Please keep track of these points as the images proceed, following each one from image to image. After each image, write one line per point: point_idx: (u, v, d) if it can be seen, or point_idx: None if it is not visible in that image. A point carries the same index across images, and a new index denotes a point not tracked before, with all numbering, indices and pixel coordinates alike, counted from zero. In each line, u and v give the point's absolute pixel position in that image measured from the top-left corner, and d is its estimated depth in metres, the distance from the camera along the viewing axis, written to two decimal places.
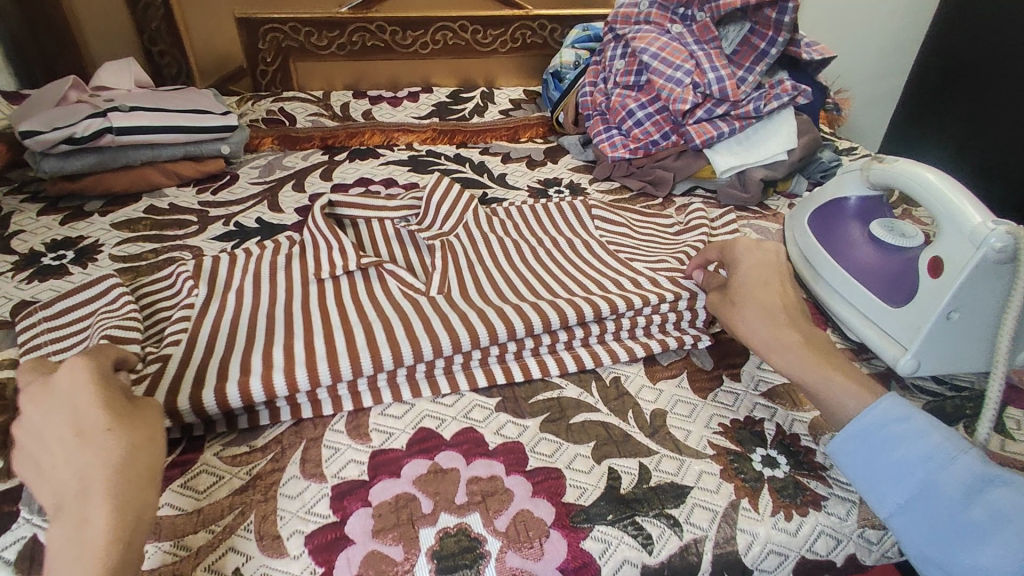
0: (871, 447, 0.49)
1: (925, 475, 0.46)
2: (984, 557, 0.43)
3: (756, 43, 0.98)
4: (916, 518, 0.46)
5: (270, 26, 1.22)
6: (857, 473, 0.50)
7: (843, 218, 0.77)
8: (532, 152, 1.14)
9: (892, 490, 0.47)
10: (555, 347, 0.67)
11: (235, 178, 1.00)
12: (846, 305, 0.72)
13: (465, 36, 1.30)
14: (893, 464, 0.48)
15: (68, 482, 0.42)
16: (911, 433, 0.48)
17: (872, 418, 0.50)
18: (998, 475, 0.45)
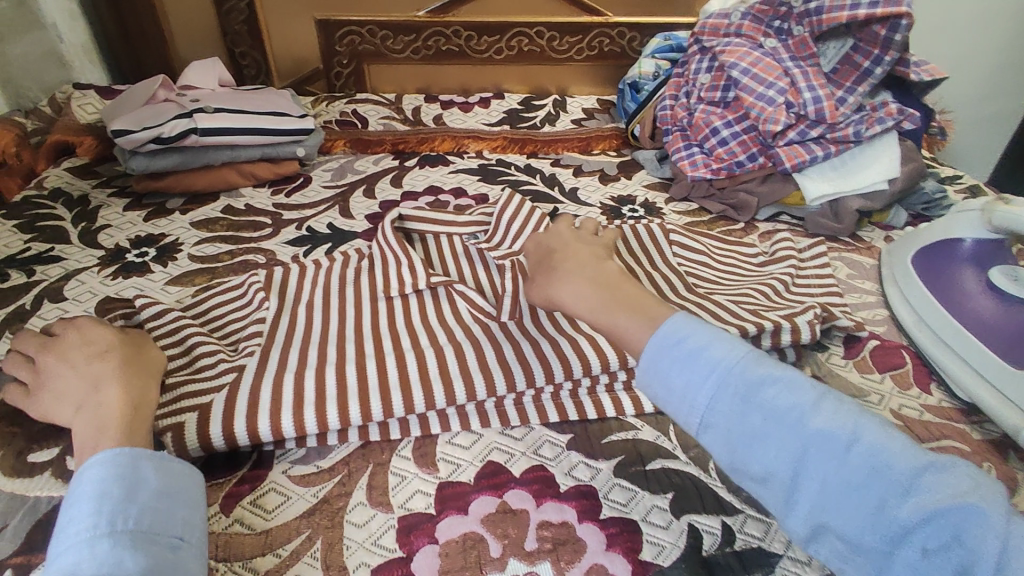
0: (661, 361, 0.47)
1: (723, 388, 0.44)
2: (776, 461, 0.42)
3: (859, 61, 0.90)
4: (719, 432, 0.44)
5: (349, 29, 1.23)
6: (657, 391, 0.47)
7: (957, 263, 0.72)
8: (605, 166, 1.10)
9: (682, 403, 0.46)
10: (631, 384, 0.64)
11: (308, 180, 1.01)
12: (953, 356, 0.66)
13: (540, 42, 1.27)
14: (685, 376, 0.46)
15: (80, 389, 0.50)
16: (674, 347, 0.47)
17: (656, 342, 0.48)
18: (786, 376, 0.44)
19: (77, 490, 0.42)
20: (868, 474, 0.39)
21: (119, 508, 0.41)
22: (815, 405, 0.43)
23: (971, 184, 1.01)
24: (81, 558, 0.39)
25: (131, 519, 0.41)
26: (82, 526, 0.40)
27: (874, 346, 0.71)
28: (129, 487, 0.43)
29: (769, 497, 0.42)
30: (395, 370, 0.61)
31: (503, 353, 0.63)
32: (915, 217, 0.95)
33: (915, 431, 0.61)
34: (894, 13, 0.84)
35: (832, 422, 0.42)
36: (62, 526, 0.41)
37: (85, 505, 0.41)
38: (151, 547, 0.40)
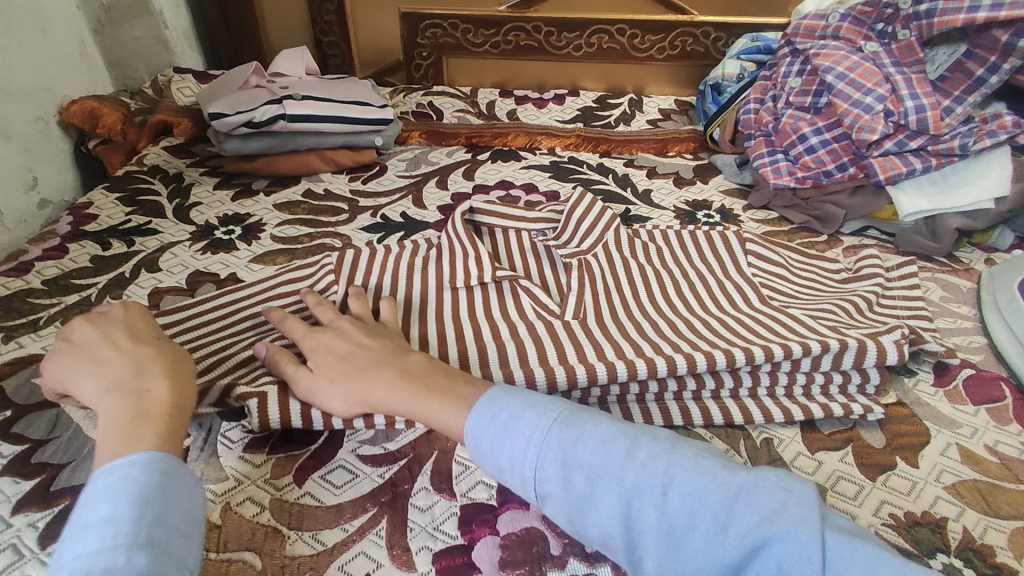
0: (490, 432, 0.49)
1: (565, 458, 0.46)
2: (623, 527, 0.43)
3: (972, 69, 0.84)
4: (562, 504, 0.45)
5: (432, 22, 1.25)
6: (485, 463, 0.49)
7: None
8: (680, 169, 1.07)
9: (516, 472, 0.47)
10: (701, 394, 0.62)
11: (384, 169, 1.03)
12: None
13: (621, 40, 1.25)
14: (508, 441, 0.48)
15: (114, 372, 0.50)
16: (508, 419, 0.49)
17: (475, 417, 0.50)
18: (598, 430, 0.47)
19: (112, 490, 0.42)
20: (690, 518, 0.41)
21: (156, 521, 0.41)
22: (626, 451, 0.45)
23: None
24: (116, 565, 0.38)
25: (163, 533, 0.41)
26: (115, 534, 0.39)
27: (970, 375, 0.66)
28: (162, 501, 0.42)
29: (621, 561, 0.43)
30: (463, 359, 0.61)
31: (572, 352, 0.62)
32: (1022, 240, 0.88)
33: (1013, 472, 0.56)
34: (1021, 15, 0.77)
35: (646, 466, 0.44)
36: (88, 524, 0.40)
37: (124, 510, 0.41)
38: (176, 567, 0.40)
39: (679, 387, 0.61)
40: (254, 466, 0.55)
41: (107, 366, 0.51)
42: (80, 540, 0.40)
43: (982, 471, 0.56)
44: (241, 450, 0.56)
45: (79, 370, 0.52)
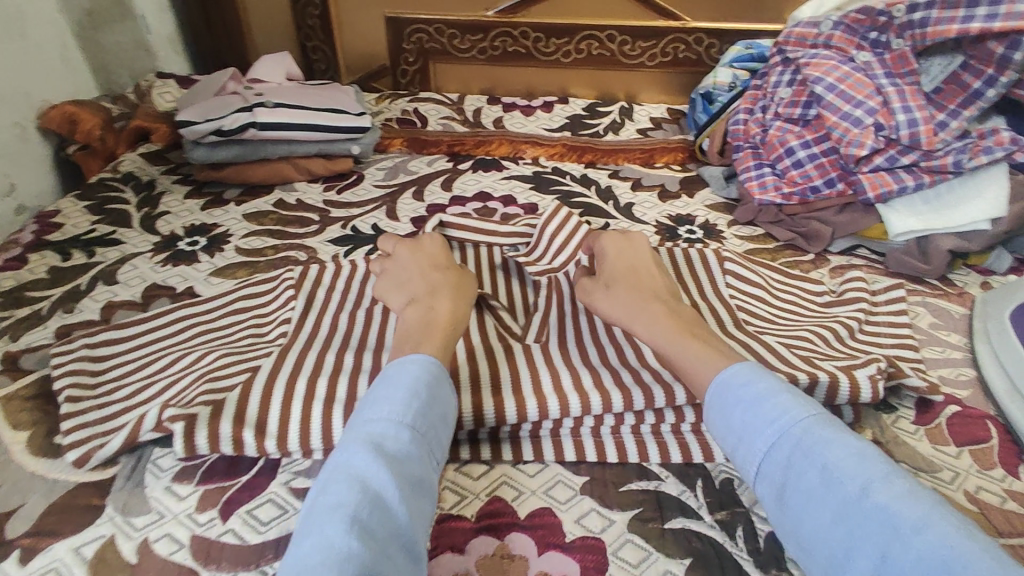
0: (739, 405, 0.49)
1: (784, 445, 0.46)
2: (827, 528, 0.41)
3: (968, 81, 0.80)
4: (772, 483, 0.46)
5: (417, 27, 1.23)
6: (722, 438, 0.50)
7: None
8: (667, 181, 1.04)
9: (746, 451, 0.48)
10: (660, 429, 0.58)
11: (361, 178, 1.01)
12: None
13: (611, 46, 1.22)
14: (750, 422, 0.48)
15: (411, 285, 0.67)
16: (757, 397, 0.49)
17: (727, 386, 0.51)
18: (854, 443, 0.45)
19: (395, 379, 0.52)
20: (885, 522, 0.39)
21: (418, 413, 0.50)
22: (881, 475, 0.42)
23: None
24: (389, 436, 0.48)
25: (423, 426, 0.50)
26: (392, 414, 0.49)
27: (954, 413, 0.62)
28: (430, 403, 0.51)
29: (821, 562, 0.42)
30: None
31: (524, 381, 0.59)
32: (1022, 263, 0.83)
33: (994, 523, 0.52)
34: (1016, 27, 0.73)
35: (897, 498, 0.40)
36: (376, 399, 0.51)
37: (400, 398, 0.50)
38: (426, 454, 0.48)
39: (636, 420, 0.58)
40: (180, 498, 0.53)
41: (410, 281, 0.67)
42: (359, 411, 0.51)
43: None
44: (169, 480, 0.55)
45: (386, 279, 0.70)
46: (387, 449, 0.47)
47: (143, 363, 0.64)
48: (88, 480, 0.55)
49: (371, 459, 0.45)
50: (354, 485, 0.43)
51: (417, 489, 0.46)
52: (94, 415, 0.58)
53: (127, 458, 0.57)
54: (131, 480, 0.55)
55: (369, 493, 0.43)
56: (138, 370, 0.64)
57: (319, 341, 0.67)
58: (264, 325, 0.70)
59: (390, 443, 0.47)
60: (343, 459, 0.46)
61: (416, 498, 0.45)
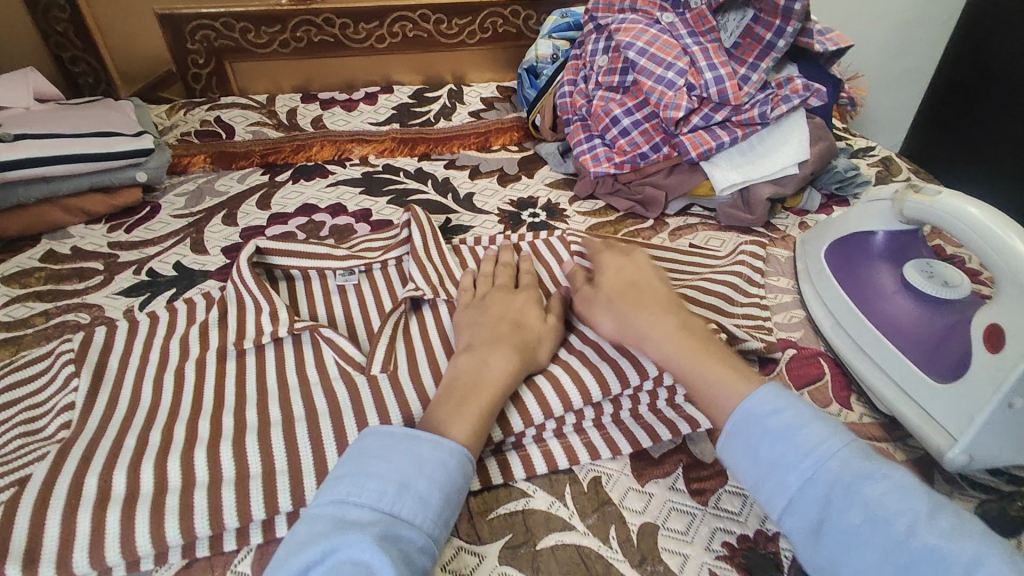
0: (758, 440, 0.47)
1: (831, 472, 0.44)
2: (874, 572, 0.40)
3: (761, 34, 0.83)
4: (803, 519, 0.43)
5: (199, 23, 1.06)
6: (743, 471, 0.47)
7: (871, 259, 0.64)
8: (505, 163, 1.00)
9: (775, 491, 0.45)
10: (522, 440, 0.55)
11: (156, 209, 0.86)
12: (884, 378, 0.58)
13: (427, 26, 1.14)
14: (773, 458, 0.46)
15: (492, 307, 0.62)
16: (796, 425, 0.46)
17: (756, 403, 0.48)
18: (893, 478, 0.43)
19: (432, 469, 0.45)
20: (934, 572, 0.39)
21: (444, 525, 0.44)
22: (927, 512, 0.41)
23: (882, 156, 0.99)
24: (414, 546, 0.42)
25: (441, 536, 0.44)
26: (422, 520, 0.43)
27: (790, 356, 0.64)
28: (456, 508, 0.45)
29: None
30: (228, 476, 0.49)
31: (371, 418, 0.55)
32: (829, 197, 0.90)
33: None
34: None
35: (949, 540, 0.39)
36: (405, 485, 0.44)
37: (433, 499, 0.44)
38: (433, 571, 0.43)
39: (496, 438, 0.53)
40: None
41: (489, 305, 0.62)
42: (378, 482, 0.44)
43: None
44: None
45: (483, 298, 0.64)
46: (410, 564, 0.41)
47: None
48: None
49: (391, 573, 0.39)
50: None
51: None
52: None
53: None
54: None
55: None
56: None
57: (116, 422, 0.55)
58: (38, 418, 0.56)
59: (414, 555, 0.41)
60: (342, 553, 0.40)
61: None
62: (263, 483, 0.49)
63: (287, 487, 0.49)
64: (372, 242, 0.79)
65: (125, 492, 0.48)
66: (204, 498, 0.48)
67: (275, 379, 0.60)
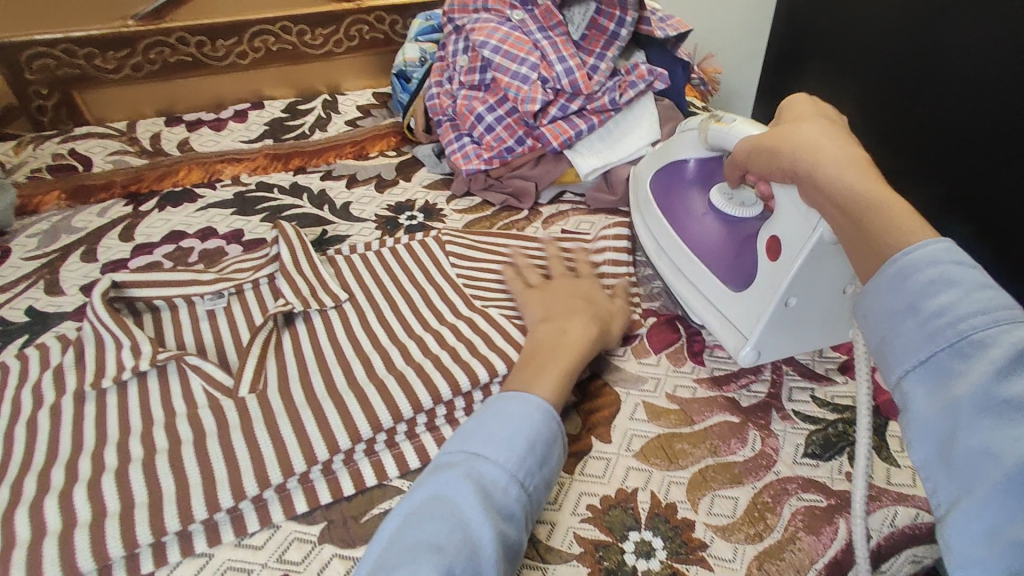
0: (909, 286, 0.36)
1: (983, 335, 0.33)
2: (982, 447, 0.32)
3: (605, 24, 0.89)
4: (937, 382, 0.34)
5: (36, 51, 1.00)
6: (876, 324, 0.38)
7: (685, 185, 0.71)
8: (382, 170, 1.00)
9: (909, 345, 0.36)
10: (395, 439, 0.57)
11: (5, 254, 0.81)
12: (698, 295, 0.65)
13: (290, 38, 1.13)
14: (929, 311, 0.35)
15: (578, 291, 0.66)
16: (974, 283, 0.35)
17: (922, 254, 0.37)
18: None
19: (515, 420, 0.49)
20: None
21: (539, 469, 0.48)
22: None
23: None
24: (498, 484, 0.46)
25: (532, 481, 0.48)
26: (506, 461, 0.47)
27: (651, 324, 0.69)
28: (547, 453, 0.49)
29: (946, 478, 0.33)
30: (84, 520, 0.48)
31: (238, 437, 0.55)
32: None
33: (689, 414, 0.60)
34: None
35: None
36: (491, 436, 0.48)
37: (518, 445, 0.48)
38: (531, 513, 0.47)
39: (367, 441, 0.55)
40: None
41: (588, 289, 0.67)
42: (484, 439, 0.48)
43: (662, 424, 0.59)
44: None
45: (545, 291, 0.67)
46: (493, 502, 0.45)
47: None
48: None
49: (476, 505, 0.44)
50: (451, 532, 0.42)
51: (508, 553, 0.44)
52: None
53: None
54: None
55: (469, 546, 0.42)
56: None
57: None
58: None
59: (497, 496, 0.45)
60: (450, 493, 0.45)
61: (508, 561, 0.44)
62: (122, 521, 0.48)
63: (148, 520, 0.49)
64: (242, 265, 0.77)
65: None
66: (57, 548, 0.47)
67: (137, 414, 0.58)
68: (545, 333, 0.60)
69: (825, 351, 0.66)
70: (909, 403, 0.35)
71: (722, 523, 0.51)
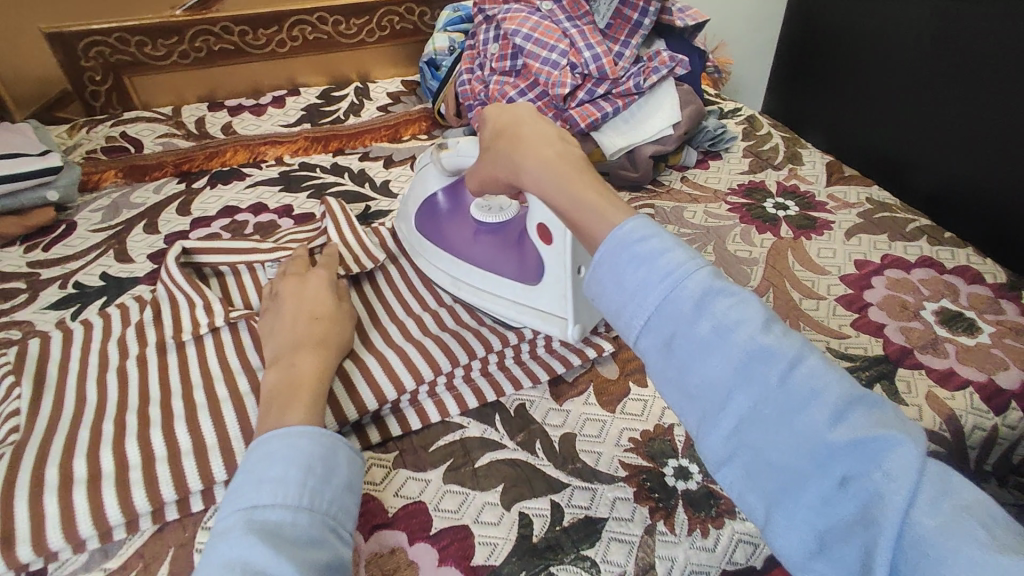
0: (622, 262, 0.42)
1: (679, 293, 0.40)
2: (707, 377, 0.38)
3: (629, 15, 0.94)
4: (661, 334, 0.40)
5: (93, 40, 1.07)
6: (607, 297, 0.43)
7: (443, 216, 0.74)
8: (417, 151, 1.07)
9: (633, 311, 0.41)
10: (454, 383, 0.63)
11: (72, 226, 0.87)
12: (507, 305, 0.66)
13: (326, 28, 1.19)
14: (637, 279, 0.41)
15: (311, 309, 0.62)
16: (662, 250, 0.41)
17: (622, 236, 0.43)
18: (727, 302, 0.39)
19: (282, 456, 0.46)
20: (807, 400, 0.35)
21: (318, 490, 0.45)
22: (762, 326, 0.38)
23: (749, 114, 1.14)
24: (285, 520, 0.43)
25: (324, 503, 0.45)
26: (286, 495, 0.44)
27: None
28: (330, 472, 0.47)
29: (691, 412, 0.39)
30: (189, 449, 0.54)
31: None
32: (705, 154, 1.03)
33: None
34: None
35: (779, 341, 0.37)
36: (259, 481, 0.44)
37: (293, 475, 0.45)
38: (330, 534, 0.44)
39: (429, 382, 0.61)
40: None
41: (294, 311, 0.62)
42: (266, 477, 0.45)
43: None
44: None
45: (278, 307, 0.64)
46: (285, 536, 0.42)
47: None
48: None
49: (265, 545, 0.40)
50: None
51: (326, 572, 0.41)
52: None
53: None
54: None
55: None
56: None
57: (64, 419, 0.58)
58: None
59: (288, 531, 0.42)
60: (236, 541, 0.41)
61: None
62: (220, 448, 0.54)
63: (245, 448, 0.55)
64: (296, 235, 0.83)
65: (88, 474, 0.52)
66: (167, 471, 0.52)
67: (217, 362, 0.64)
68: (275, 376, 0.55)
69: (837, 310, 0.73)
70: (648, 358, 0.41)
71: None
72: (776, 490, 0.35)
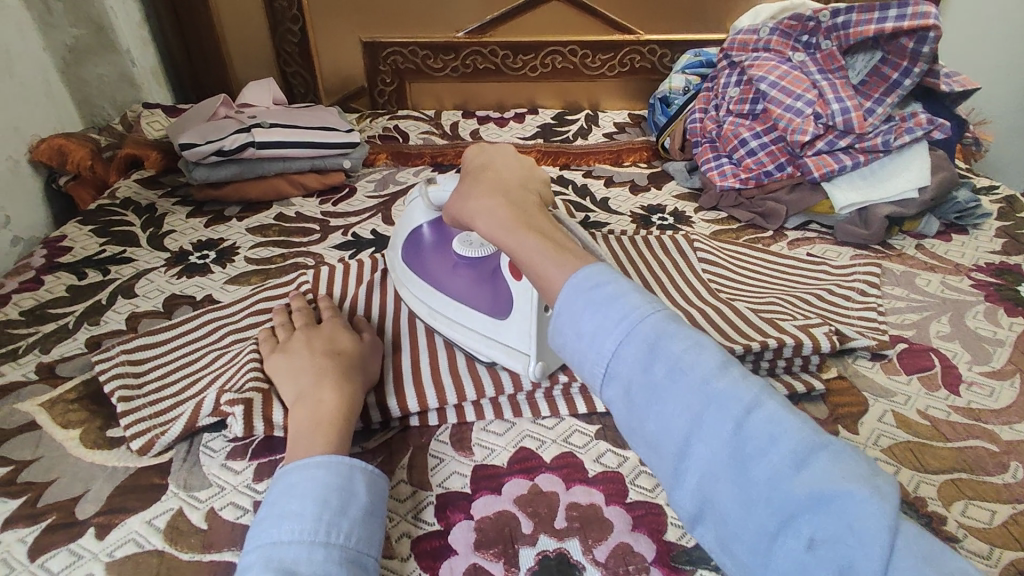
0: (580, 310, 0.46)
1: (637, 344, 0.42)
2: (667, 429, 0.40)
3: (888, 73, 0.92)
4: (622, 384, 0.43)
5: (392, 50, 1.32)
6: (567, 346, 0.47)
7: (428, 253, 0.73)
8: (635, 176, 1.14)
9: (594, 360, 0.44)
10: None
11: (353, 191, 1.08)
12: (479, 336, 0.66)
13: (574, 59, 1.33)
14: (592, 328, 0.44)
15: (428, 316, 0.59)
16: (620, 299, 0.45)
17: (574, 284, 0.47)
18: (683, 350, 0.41)
19: (302, 489, 0.46)
20: (766, 447, 0.37)
21: (344, 524, 0.44)
22: (716, 368, 0.40)
23: (1008, 193, 1.04)
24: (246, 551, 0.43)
25: (355, 540, 0.44)
26: (281, 530, 0.44)
27: (900, 350, 0.72)
28: (344, 503, 0.46)
29: (662, 466, 0.41)
30: (433, 377, 0.65)
31: None
32: (948, 225, 0.97)
33: (942, 430, 0.62)
34: (921, 25, 0.86)
35: (735, 385, 0.39)
36: (281, 515, 0.45)
37: (308, 509, 0.45)
38: None
39: None
40: (236, 472, 0.57)
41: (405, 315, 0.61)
42: (309, 517, 0.44)
43: (914, 433, 0.61)
44: (224, 458, 0.58)
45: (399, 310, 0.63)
46: None
47: (170, 362, 0.67)
48: (148, 464, 0.58)
49: None
50: None
51: None
52: (149, 409, 0.61)
53: (179, 442, 0.60)
54: (188, 459, 0.58)
55: None
56: (179, 367, 0.67)
57: None
58: None
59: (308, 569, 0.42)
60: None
61: None
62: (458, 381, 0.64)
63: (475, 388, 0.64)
64: None
65: None
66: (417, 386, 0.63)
67: None
68: None
69: None
70: (614, 408, 0.44)
71: (978, 526, 0.53)
72: (740, 540, 0.37)
